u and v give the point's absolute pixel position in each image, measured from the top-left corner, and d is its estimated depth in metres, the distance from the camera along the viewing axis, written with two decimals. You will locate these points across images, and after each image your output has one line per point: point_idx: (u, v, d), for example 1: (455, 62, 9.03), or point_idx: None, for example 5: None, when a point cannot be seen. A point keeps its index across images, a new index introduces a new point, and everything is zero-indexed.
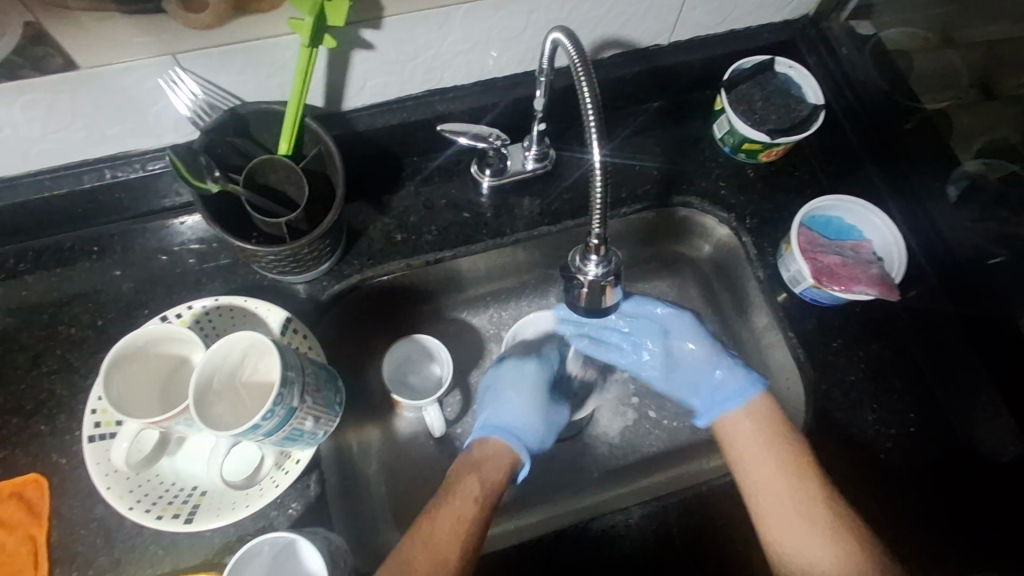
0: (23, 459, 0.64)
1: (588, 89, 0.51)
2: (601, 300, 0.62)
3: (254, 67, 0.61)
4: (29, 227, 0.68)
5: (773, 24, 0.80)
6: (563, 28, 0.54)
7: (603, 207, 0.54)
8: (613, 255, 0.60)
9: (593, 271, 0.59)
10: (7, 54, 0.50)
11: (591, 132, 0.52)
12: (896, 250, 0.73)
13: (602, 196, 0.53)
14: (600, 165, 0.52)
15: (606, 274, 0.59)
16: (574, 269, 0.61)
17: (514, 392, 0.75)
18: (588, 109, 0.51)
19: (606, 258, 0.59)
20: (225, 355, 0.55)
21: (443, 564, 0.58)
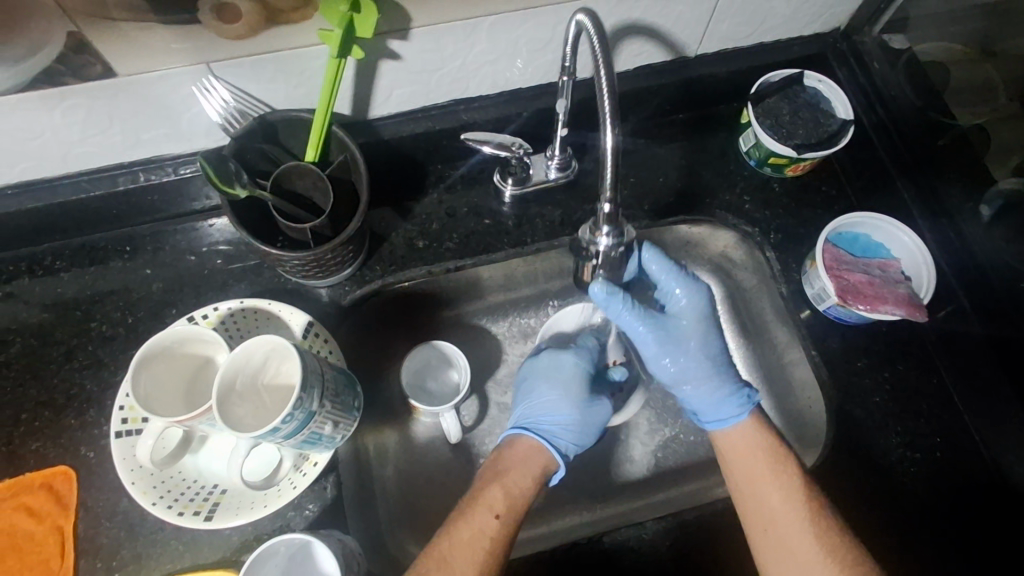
0: (54, 451, 0.66)
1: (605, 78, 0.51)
2: (616, 267, 0.63)
3: (284, 76, 0.62)
4: (67, 226, 0.70)
5: (803, 37, 0.79)
6: (587, 11, 0.52)
7: (614, 183, 0.54)
8: (625, 226, 0.60)
9: (604, 242, 0.59)
10: (50, 62, 0.52)
11: (605, 116, 0.52)
12: (925, 270, 0.71)
13: (613, 176, 0.54)
14: (612, 150, 0.52)
15: (616, 244, 0.59)
16: (585, 241, 0.61)
17: (559, 394, 0.71)
18: (604, 96, 0.52)
19: (617, 229, 0.59)
20: (248, 357, 0.56)
21: None
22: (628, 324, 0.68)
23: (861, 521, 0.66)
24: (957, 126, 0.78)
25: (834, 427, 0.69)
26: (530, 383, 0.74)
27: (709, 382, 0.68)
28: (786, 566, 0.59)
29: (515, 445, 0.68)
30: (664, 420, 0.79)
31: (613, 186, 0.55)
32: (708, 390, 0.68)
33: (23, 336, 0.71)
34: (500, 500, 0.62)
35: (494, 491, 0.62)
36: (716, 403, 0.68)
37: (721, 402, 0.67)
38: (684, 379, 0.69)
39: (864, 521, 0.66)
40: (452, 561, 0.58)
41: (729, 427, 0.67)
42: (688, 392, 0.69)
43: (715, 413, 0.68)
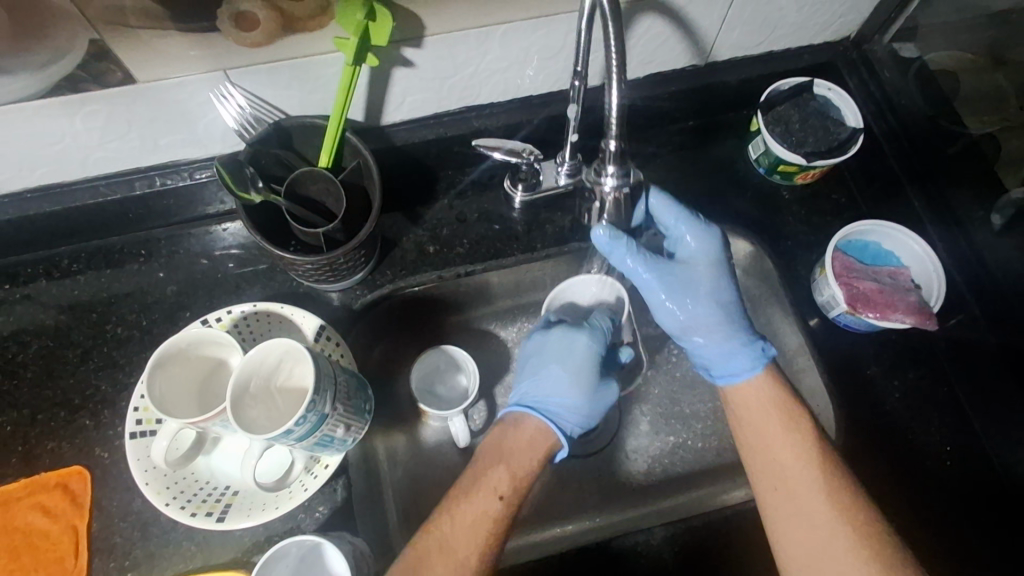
0: (69, 451, 0.67)
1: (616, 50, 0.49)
2: (624, 208, 0.62)
3: (299, 82, 0.63)
4: (83, 229, 0.72)
5: (813, 45, 0.79)
6: None
7: (618, 125, 0.53)
8: (630, 167, 0.59)
9: (610, 182, 0.59)
10: (72, 68, 0.53)
11: (611, 81, 0.50)
12: (935, 278, 0.71)
13: (618, 123, 0.53)
14: (617, 111, 0.52)
15: (622, 183, 0.58)
16: (592, 183, 0.61)
17: (566, 376, 0.69)
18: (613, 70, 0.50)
19: (622, 170, 0.58)
20: (263, 359, 0.57)
21: (461, 564, 0.58)
22: (634, 272, 0.66)
23: None
24: (967, 135, 0.78)
25: (844, 435, 0.69)
26: (537, 360, 0.72)
27: (720, 332, 0.67)
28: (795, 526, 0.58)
29: (519, 424, 0.67)
30: (673, 426, 0.79)
31: (619, 128, 0.54)
32: (720, 338, 0.67)
33: (40, 337, 0.72)
34: (503, 483, 0.62)
35: (499, 473, 0.62)
36: (727, 354, 0.66)
37: (733, 353, 0.66)
38: (693, 325, 0.68)
39: None
40: (453, 541, 0.59)
41: (740, 379, 0.65)
42: (699, 341, 0.68)
43: (726, 362, 0.66)
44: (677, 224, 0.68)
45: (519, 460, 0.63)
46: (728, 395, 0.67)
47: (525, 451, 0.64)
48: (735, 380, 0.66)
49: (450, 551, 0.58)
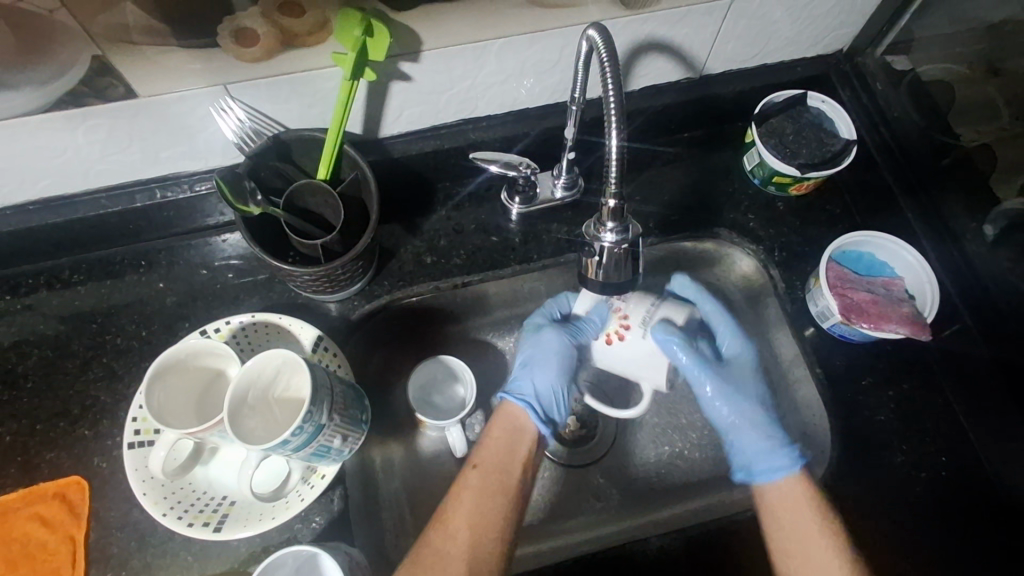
0: (68, 461, 0.68)
1: (613, 88, 0.49)
2: (624, 268, 0.57)
3: (298, 96, 0.64)
4: (85, 241, 0.72)
5: (807, 58, 0.80)
6: (597, 26, 0.50)
7: (619, 174, 0.52)
8: (631, 223, 0.56)
9: (608, 238, 0.56)
10: (75, 83, 0.54)
11: (611, 124, 0.50)
12: (929, 289, 0.71)
13: (617, 173, 0.52)
14: (618, 154, 0.51)
15: (621, 240, 0.55)
16: (589, 239, 0.58)
17: (543, 364, 0.75)
18: (610, 106, 0.49)
19: (622, 225, 0.55)
20: (262, 369, 0.57)
21: (452, 538, 0.63)
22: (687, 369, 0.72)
23: (865, 540, 0.66)
24: (960, 147, 0.78)
25: (839, 445, 0.69)
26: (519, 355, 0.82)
27: (763, 435, 0.72)
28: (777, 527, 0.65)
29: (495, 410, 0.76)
30: (671, 436, 0.80)
31: (619, 176, 0.52)
32: (764, 438, 0.71)
33: (40, 348, 0.72)
34: (482, 457, 0.68)
35: (477, 450, 0.69)
36: (769, 455, 0.70)
37: (773, 452, 0.70)
38: (739, 426, 0.73)
39: (866, 539, 0.66)
40: (448, 519, 0.65)
41: (777, 478, 0.68)
42: (742, 444, 0.72)
43: (767, 462, 0.70)
44: (725, 328, 0.78)
45: (500, 464, 0.68)
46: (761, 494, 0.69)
47: (508, 457, 0.68)
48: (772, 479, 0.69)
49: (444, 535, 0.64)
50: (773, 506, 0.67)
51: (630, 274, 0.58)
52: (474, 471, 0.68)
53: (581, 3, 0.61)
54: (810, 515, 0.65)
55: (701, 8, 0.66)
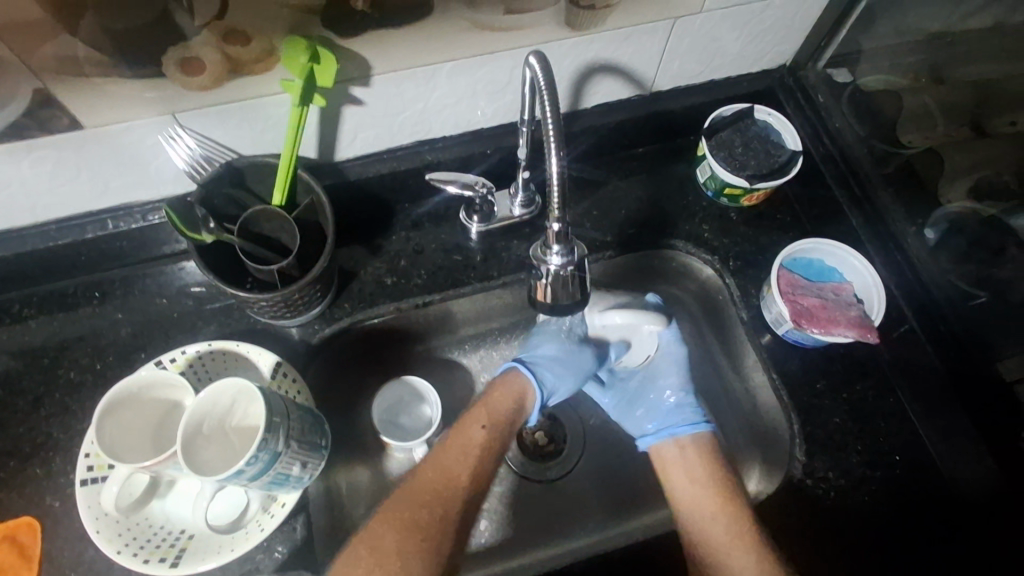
0: (18, 502, 0.66)
1: (551, 111, 0.50)
2: (574, 286, 0.58)
3: (250, 122, 0.64)
4: (35, 274, 0.71)
5: (752, 73, 0.83)
6: (538, 53, 0.52)
7: (561, 197, 0.52)
8: (576, 244, 0.56)
9: (554, 262, 0.56)
10: (17, 116, 0.54)
11: (551, 144, 0.51)
12: (876, 292, 0.74)
13: (560, 196, 0.52)
14: (558, 176, 0.51)
15: (567, 264, 0.56)
16: (536, 261, 0.58)
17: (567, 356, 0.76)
18: (549, 127, 0.50)
19: (568, 247, 0.56)
20: (216, 400, 0.57)
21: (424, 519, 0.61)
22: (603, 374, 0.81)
23: (825, 543, 0.67)
24: (905, 154, 0.82)
25: (796, 449, 0.71)
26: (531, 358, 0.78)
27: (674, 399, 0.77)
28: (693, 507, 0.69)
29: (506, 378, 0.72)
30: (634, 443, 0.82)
31: (560, 203, 0.52)
32: (674, 408, 0.76)
33: None
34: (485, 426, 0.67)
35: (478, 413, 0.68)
36: (682, 413, 0.75)
37: (679, 414, 0.76)
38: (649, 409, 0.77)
39: (825, 540, 0.67)
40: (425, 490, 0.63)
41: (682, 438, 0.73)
42: (639, 414, 0.78)
43: (666, 425, 0.75)
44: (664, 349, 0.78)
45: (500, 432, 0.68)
46: (654, 453, 0.75)
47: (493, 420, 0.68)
48: (663, 442, 0.74)
49: (442, 469, 0.64)
50: (667, 462, 0.73)
51: (578, 293, 0.59)
52: (455, 431, 0.68)
53: (527, 25, 0.63)
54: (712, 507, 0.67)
55: (644, 28, 0.68)
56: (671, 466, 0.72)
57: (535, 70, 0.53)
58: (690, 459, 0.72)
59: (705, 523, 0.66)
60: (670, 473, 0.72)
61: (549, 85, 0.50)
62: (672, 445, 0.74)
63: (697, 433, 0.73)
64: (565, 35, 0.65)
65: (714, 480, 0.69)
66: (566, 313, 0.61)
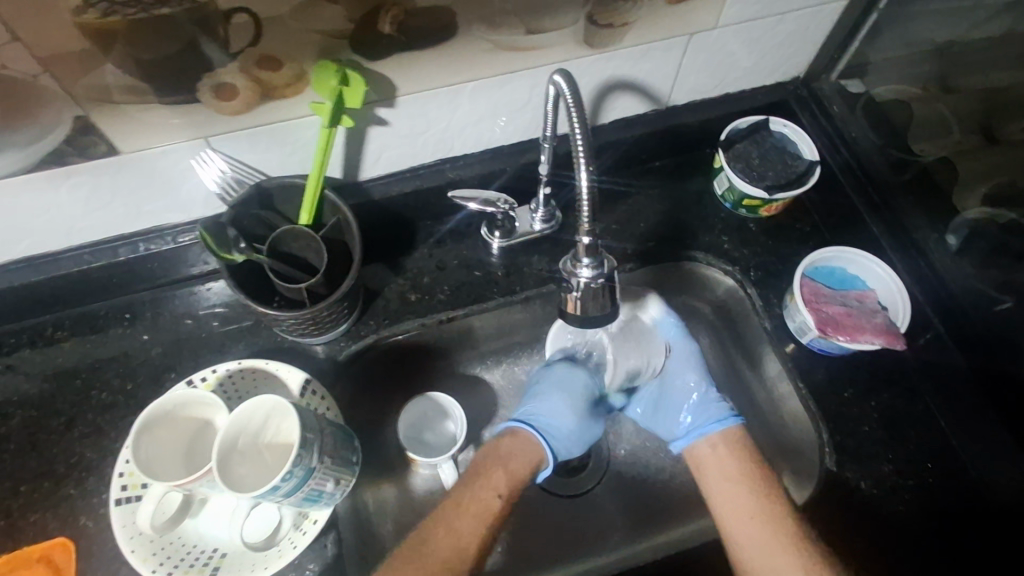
0: (52, 522, 0.66)
1: (581, 127, 0.51)
2: (604, 301, 0.58)
3: (279, 144, 0.65)
4: (68, 297, 0.72)
5: (766, 86, 0.84)
6: (562, 71, 0.53)
7: (591, 210, 0.53)
8: (605, 257, 0.57)
9: (584, 275, 0.56)
10: (58, 144, 0.55)
11: (580, 159, 0.52)
12: (901, 300, 0.74)
13: (591, 211, 0.53)
14: (588, 190, 0.52)
15: (597, 276, 0.56)
16: (566, 275, 0.58)
17: (559, 394, 0.77)
18: (577, 140, 0.51)
19: (597, 260, 0.56)
20: (249, 416, 0.57)
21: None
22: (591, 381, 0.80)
23: (857, 554, 0.67)
24: (918, 162, 0.82)
25: (826, 459, 0.70)
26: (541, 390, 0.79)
27: (698, 398, 0.76)
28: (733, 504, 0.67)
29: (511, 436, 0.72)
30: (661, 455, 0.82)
31: (591, 216, 0.53)
32: (699, 406, 0.76)
33: (23, 409, 0.71)
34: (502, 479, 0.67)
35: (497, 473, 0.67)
36: (710, 411, 0.74)
37: (708, 408, 0.75)
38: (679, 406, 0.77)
39: (860, 552, 0.67)
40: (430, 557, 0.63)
41: (713, 434, 0.72)
42: (671, 418, 0.78)
43: (695, 426, 0.74)
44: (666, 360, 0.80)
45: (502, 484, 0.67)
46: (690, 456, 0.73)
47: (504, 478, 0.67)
48: (695, 443, 0.73)
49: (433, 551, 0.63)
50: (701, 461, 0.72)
51: (609, 306, 0.59)
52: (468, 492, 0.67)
53: (548, 45, 0.64)
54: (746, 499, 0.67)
55: (661, 45, 0.70)
56: (704, 465, 0.71)
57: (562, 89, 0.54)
58: (727, 456, 0.70)
59: (735, 508, 0.67)
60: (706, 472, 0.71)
61: (575, 101, 0.52)
62: (704, 445, 0.72)
63: (725, 429, 0.72)
64: (583, 53, 0.67)
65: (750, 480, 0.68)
66: (596, 326, 0.60)
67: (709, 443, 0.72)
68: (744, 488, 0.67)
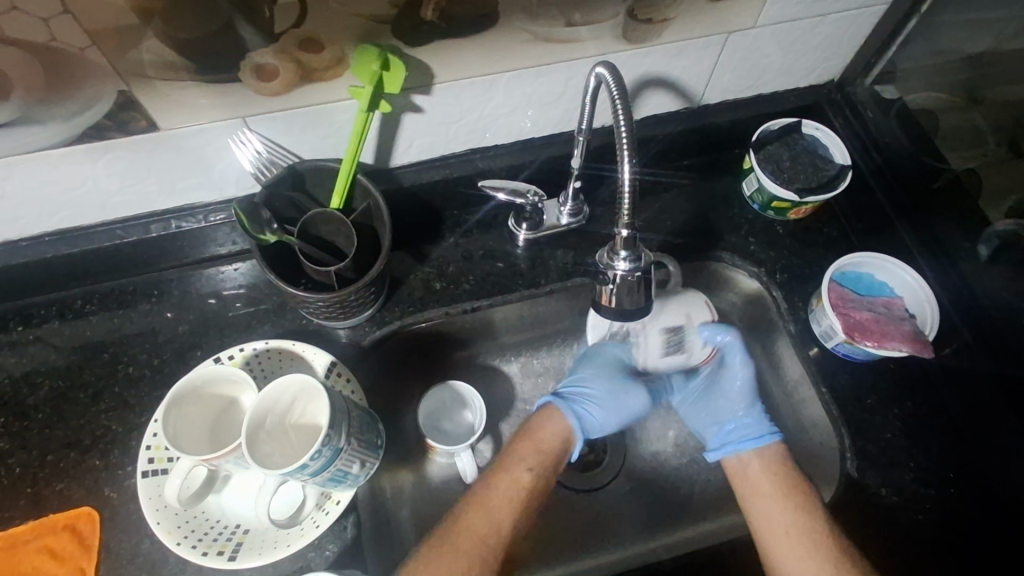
0: (77, 492, 0.67)
1: (624, 122, 0.51)
2: (639, 295, 0.58)
3: (316, 127, 0.66)
4: (98, 271, 0.73)
5: (800, 88, 0.84)
6: (606, 64, 0.54)
7: (631, 204, 0.53)
8: (642, 250, 0.57)
9: (621, 268, 0.57)
10: (99, 118, 0.56)
11: (624, 152, 0.52)
12: (929, 307, 0.74)
13: (630, 204, 0.53)
14: (630, 183, 0.52)
15: (634, 269, 0.56)
16: (602, 268, 0.58)
17: (604, 383, 0.76)
18: (622, 133, 0.51)
19: (635, 253, 0.56)
20: (279, 396, 0.58)
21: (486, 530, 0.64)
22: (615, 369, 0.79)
23: (875, 559, 0.67)
24: (948, 171, 0.80)
25: (847, 464, 0.71)
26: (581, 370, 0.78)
27: (743, 412, 0.74)
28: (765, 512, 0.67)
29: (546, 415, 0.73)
30: (679, 453, 0.82)
31: (631, 207, 0.53)
32: (743, 418, 0.74)
33: (51, 380, 0.72)
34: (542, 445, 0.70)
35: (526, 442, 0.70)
36: (752, 426, 0.73)
37: (744, 423, 0.73)
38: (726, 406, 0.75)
39: (879, 558, 0.67)
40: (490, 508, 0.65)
41: (752, 449, 0.71)
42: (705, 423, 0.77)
43: (730, 439, 0.73)
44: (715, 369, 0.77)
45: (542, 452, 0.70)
46: (725, 465, 0.74)
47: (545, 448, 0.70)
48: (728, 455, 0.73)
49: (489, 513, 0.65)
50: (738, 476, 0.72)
51: (643, 300, 0.59)
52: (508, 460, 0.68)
53: (587, 38, 0.64)
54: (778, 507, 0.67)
55: (698, 42, 0.69)
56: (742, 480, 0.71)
57: (604, 81, 0.54)
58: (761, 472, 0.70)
59: (771, 517, 0.67)
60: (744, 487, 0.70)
61: (619, 93, 0.52)
62: (737, 459, 0.72)
63: (763, 446, 0.71)
64: (621, 48, 0.67)
65: (786, 495, 0.67)
66: (629, 320, 0.60)
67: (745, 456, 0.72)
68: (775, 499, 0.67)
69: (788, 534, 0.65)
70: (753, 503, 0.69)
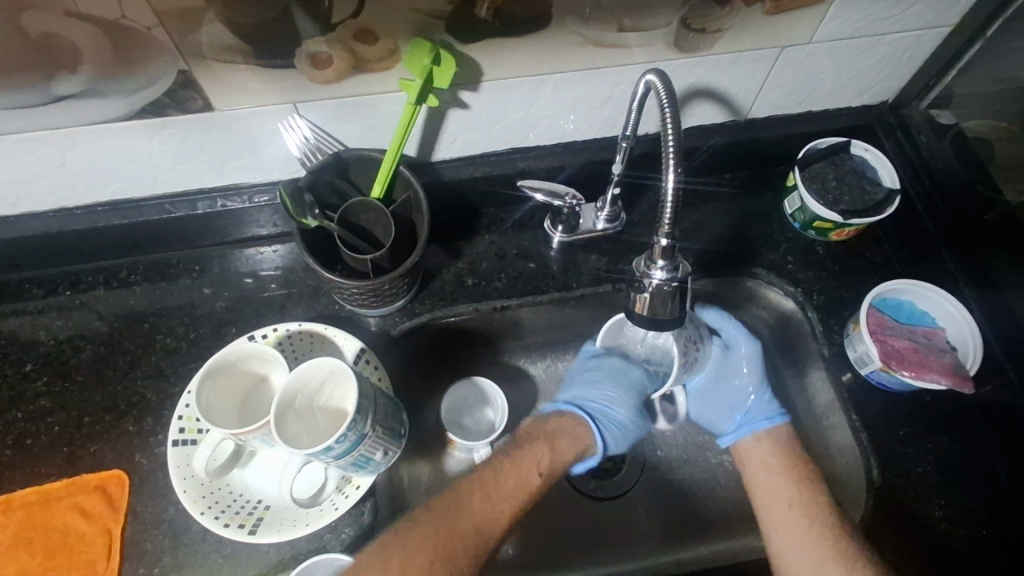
0: (111, 454, 0.70)
1: (673, 130, 0.51)
2: (674, 305, 0.58)
3: (364, 118, 0.67)
4: (145, 243, 0.75)
5: (852, 108, 0.82)
6: (658, 71, 0.53)
7: (673, 214, 0.53)
8: (681, 261, 0.57)
9: (657, 276, 0.56)
10: (159, 96, 0.58)
11: (670, 161, 0.52)
12: (971, 342, 0.72)
13: (673, 213, 0.52)
14: (673, 193, 0.52)
15: (670, 279, 0.56)
16: (638, 274, 0.58)
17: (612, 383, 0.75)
18: (669, 142, 0.51)
19: (673, 263, 0.56)
20: (309, 377, 0.59)
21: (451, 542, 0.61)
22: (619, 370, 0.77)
23: None
24: (1004, 202, 0.76)
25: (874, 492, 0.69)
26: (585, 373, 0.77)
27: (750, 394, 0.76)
28: (768, 494, 0.69)
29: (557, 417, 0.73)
30: (700, 468, 0.81)
31: (672, 219, 0.53)
32: (751, 400, 0.75)
33: (93, 344, 0.75)
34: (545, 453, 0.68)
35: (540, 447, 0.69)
36: (762, 406, 0.75)
37: (753, 408, 0.75)
38: (740, 393, 0.76)
39: None
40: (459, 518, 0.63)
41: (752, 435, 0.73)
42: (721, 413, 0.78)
43: (747, 420, 0.74)
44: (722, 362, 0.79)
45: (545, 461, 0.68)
46: (737, 450, 0.74)
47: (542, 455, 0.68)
48: (743, 439, 0.74)
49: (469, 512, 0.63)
50: (751, 459, 0.73)
51: (677, 311, 0.58)
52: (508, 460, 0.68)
53: (639, 44, 0.64)
54: (782, 490, 0.69)
55: (752, 55, 0.68)
56: (752, 464, 0.72)
57: (654, 88, 0.54)
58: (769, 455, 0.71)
59: (773, 500, 0.69)
60: (753, 469, 0.72)
61: (670, 100, 0.51)
62: (750, 442, 0.73)
63: (774, 425, 0.73)
64: (672, 58, 0.66)
65: (791, 476, 0.69)
66: (662, 329, 0.60)
67: (752, 437, 0.73)
68: (781, 480, 0.69)
69: (786, 512, 0.67)
70: (757, 486, 0.70)
